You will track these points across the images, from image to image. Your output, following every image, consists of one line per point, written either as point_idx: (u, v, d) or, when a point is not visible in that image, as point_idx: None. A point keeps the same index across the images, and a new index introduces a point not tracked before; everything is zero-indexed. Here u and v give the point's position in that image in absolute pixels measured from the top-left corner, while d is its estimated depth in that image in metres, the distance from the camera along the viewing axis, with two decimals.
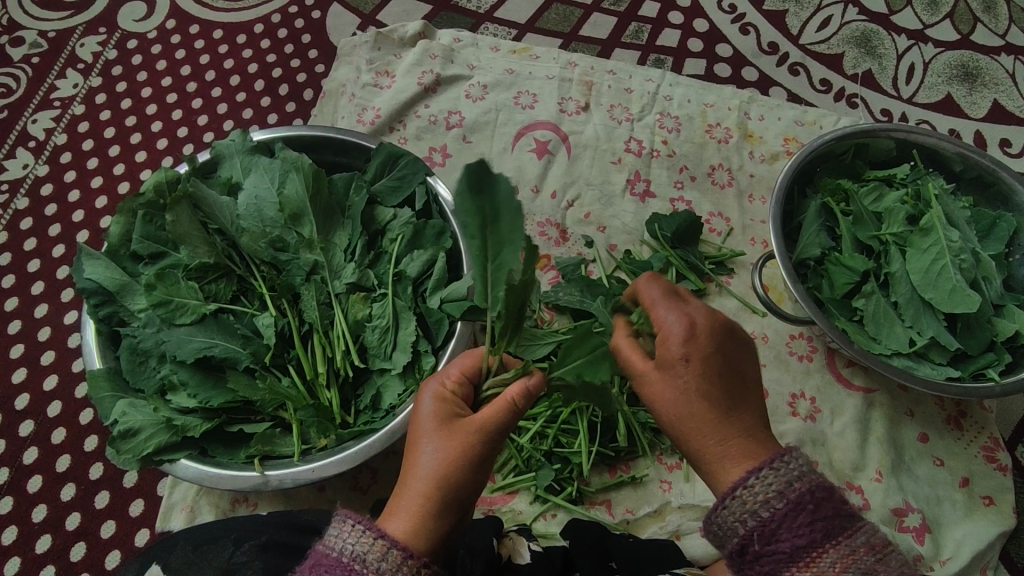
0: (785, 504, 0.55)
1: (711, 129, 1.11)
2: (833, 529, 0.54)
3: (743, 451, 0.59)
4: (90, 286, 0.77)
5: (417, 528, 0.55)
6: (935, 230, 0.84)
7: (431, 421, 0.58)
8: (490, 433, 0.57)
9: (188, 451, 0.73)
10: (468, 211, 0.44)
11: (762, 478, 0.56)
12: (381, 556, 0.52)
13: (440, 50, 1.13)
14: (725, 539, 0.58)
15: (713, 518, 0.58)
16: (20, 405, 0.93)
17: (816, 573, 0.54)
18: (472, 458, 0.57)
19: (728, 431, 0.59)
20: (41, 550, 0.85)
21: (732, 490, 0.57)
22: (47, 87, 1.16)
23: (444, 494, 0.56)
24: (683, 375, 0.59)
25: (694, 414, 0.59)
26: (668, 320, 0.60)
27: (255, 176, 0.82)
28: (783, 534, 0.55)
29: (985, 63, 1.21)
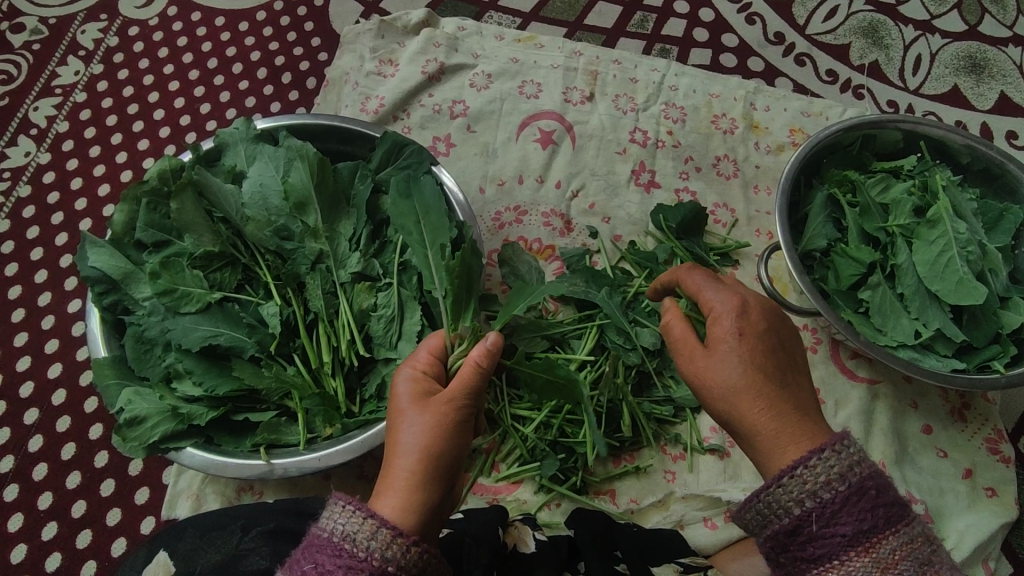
0: (847, 488, 0.56)
1: (717, 120, 1.10)
2: (893, 517, 0.56)
3: (796, 425, 0.61)
4: (95, 274, 0.77)
5: (411, 502, 0.55)
6: (942, 222, 0.84)
7: (408, 398, 0.60)
8: (460, 402, 0.59)
9: (194, 439, 0.73)
10: (404, 214, 0.70)
11: (824, 460, 0.57)
12: (371, 533, 0.52)
13: (444, 38, 1.12)
14: (773, 519, 0.59)
15: (764, 497, 0.59)
16: (25, 393, 0.93)
17: (875, 558, 0.55)
18: (451, 426, 0.58)
19: (777, 400, 0.61)
20: (47, 538, 0.86)
21: (791, 469, 0.58)
22: (49, 74, 1.15)
23: (421, 471, 0.56)
24: (731, 348, 0.63)
25: (750, 386, 0.61)
26: (716, 297, 0.66)
27: (259, 164, 0.82)
28: (844, 517, 0.56)
29: (993, 55, 1.20)
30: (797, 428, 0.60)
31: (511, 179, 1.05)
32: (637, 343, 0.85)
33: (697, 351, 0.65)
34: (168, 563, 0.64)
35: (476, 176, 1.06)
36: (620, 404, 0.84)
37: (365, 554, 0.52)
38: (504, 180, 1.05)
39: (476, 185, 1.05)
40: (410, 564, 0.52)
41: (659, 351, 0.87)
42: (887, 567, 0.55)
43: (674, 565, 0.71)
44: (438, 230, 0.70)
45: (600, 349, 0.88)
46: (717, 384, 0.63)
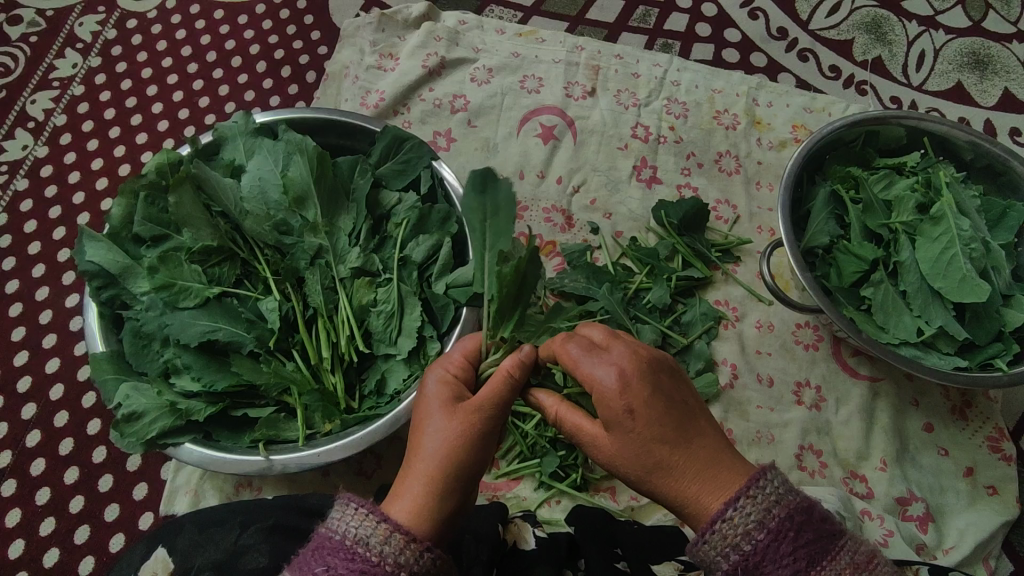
0: (767, 534, 0.54)
1: (719, 115, 1.09)
2: (816, 555, 0.53)
3: (712, 480, 0.57)
4: (92, 269, 0.77)
5: (426, 506, 0.55)
6: (946, 219, 0.83)
7: (434, 401, 0.59)
8: (491, 410, 0.58)
9: (192, 435, 0.73)
10: (473, 209, 0.54)
11: (741, 510, 0.54)
12: (385, 540, 0.52)
13: (445, 32, 1.11)
14: (706, 572, 0.56)
15: (692, 554, 0.56)
16: (22, 388, 0.93)
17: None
18: (473, 434, 0.57)
19: (689, 468, 0.57)
20: (45, 533, 0.85)
21: (711, 524, 0.55)
22: (46, 66, 1.14)
23: (446, 476, 0.56)
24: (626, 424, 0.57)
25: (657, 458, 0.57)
26: (596, 372, 0.58)
27: (259, 157, 0.81)
28: (769, 566, 0.53)
29: (997, 51, 1.19)
30: (715, 488, 0.56)
31: (512, 175, 1.05)
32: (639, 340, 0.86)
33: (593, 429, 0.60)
34: (167, 560, 0.64)
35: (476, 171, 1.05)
36: None
37: (377, 558, 0.51)
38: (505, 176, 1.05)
39: None
40: (422, 571, 0.52)
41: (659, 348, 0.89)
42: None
43: (675, 563, 0.70)
44: (506, 239, 0.54)
45: None
46: (626, 461, 0.59)
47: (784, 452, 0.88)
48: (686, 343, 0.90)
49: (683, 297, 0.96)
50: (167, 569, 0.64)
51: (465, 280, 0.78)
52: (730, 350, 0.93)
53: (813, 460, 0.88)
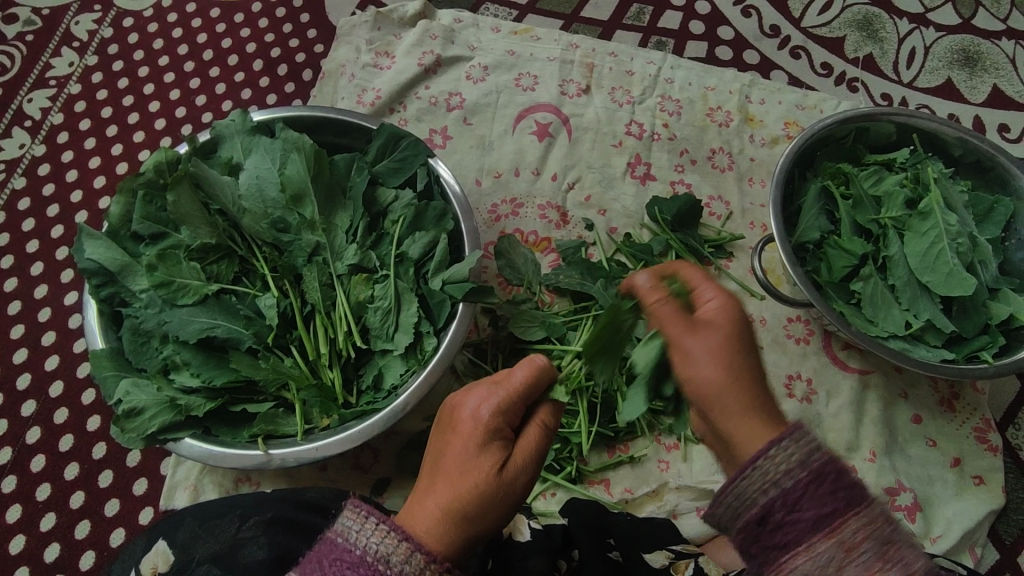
0: (806, 474, 0.55)
1: (712, 113, 1.11)
2: (855, 498, 0.55)
3: (757, 424, 0.59)
4: (92, 266, 0.78)
5: (441, 541, 0.56)
6: (933, 214, 0.85)
7: (476, 440, 0.59)
8: (529, 462, 0.61)
9: (192, 430, 0.73)
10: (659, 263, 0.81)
11: (783, 449, 0.56)
12: (406, 559, 0.54)
13: (440, 30, 1.12)
14: (741, 512, 0.58)
15: (732, 489, 0.58)
16: (22, 385, 0.93)
17: (839, 540, 0.53)
18: (496, 492, 0.58)
19: (753, 408, 0.59)
20: (45, 528, 0.86)
21: (753, 461, 0.57)
22: (43, 65, 1.14)
23: (471, 515, 0.57)
24: (715, 338, 0.60)
25: (727, 375, 0.60)
26: (709, 297, 0.63)
27: (255, 156, 0.82)
28: (808, 501, 0.55)
29: (986, 48, 1.20)
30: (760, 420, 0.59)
31: (508, 172, 1.06)
32: None
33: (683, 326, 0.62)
34: (168, 552, 0.65)
35: (472, 168, 1.06)
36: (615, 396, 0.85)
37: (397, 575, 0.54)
38: (500, 173, 1.06)
39: (472, 177, 1.06)
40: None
41: None
42: (852, 547, 0.53)
43: (666, 551, 0.73)
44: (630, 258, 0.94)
45: None
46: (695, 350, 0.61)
47: None
48: None
49: None
50: (167, 560, 0.65)
51: (461, 276, 0.79)
52: None
53: None
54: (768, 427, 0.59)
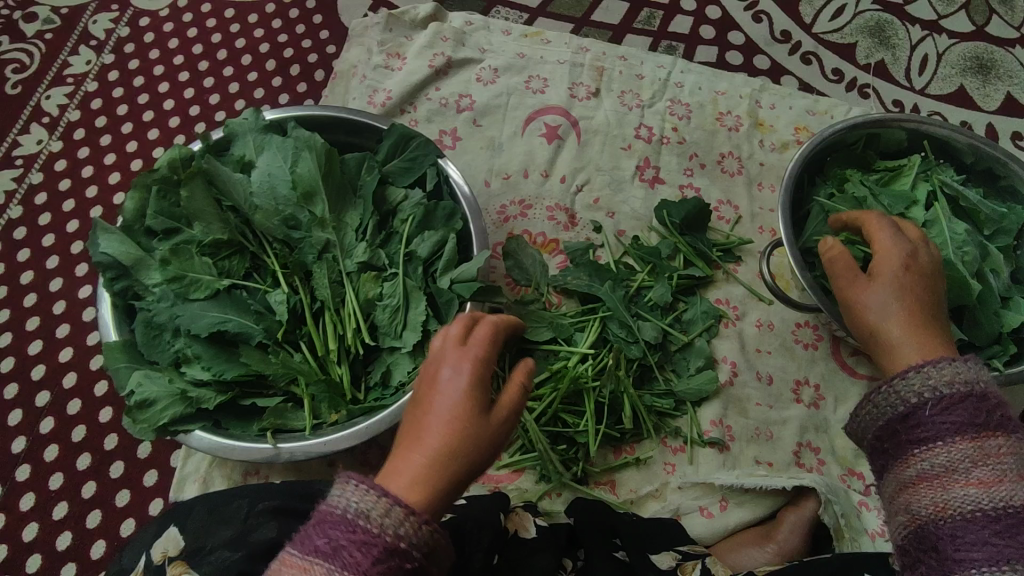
0: (967, 388, 0.58)
1: (722, 117, 1.11)
2: (998, 421, 0.57)
3: (927, 344, 0.67)
4: (106, 260, 0.79)
5: (422, 496, 0.52)
6: (938, 224, 0.87)
7: (453, 394, 0.56)
8: (508, 415, 0.57)
9: (202, 423, 0.75)
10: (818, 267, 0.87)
11: (952, 363, 0.60)
12: (383, 511, 0.50)
13: (452, 33, 1.13)
14: (888, 409, 0.62)
15: (882, 391, 0.63)
16: (36, 376, 0.95)
17: (978, 447, 0.55)
18: (476, 441, 0.54)
19: (922, 330, 0.68)
20: (57, 517, 0.87)
21: (918, 365, 0.61)
22: (60, 63, 1.16)
23: (449, 465, 0.54)
24: (890, 276, 0.71)
25: (912, 313, 0.69)
26: (888, 241, 0.73)
27: (267, 154, 0.82)
28: (960, 409, 0.57)
29: (1000, 55, 1.20)
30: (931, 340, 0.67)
31: (517, 174, 1.06)
32: (639, 337, 0.87)
33: (861, 281, 0.72)
34: (179, 539, 0.65)
35: (482, 169, 1.07)
36: (621, 397, 0.85)
37: (378, 530, 0.49)
38: (510, 174, 1.06)
39: (482, 178, 1.06)
40: (420, 545, 0.50)
41: (659, 345, 0.89)
42: (989, 457, 0.55)
43: (673, 553, 0.74)
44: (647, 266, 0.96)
45: (602, 342, 0.90)
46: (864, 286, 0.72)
47: (783, 449, 0.89)
48: (686, 340, 0.90)
49: (685, 296, 0.96)
50: (178, 546, 0.64)
51: (470, 275, 0.80)
52: (732, 348, 0.93)
53: (811, 458, 0.89)
54: (939, 346, 0.67)
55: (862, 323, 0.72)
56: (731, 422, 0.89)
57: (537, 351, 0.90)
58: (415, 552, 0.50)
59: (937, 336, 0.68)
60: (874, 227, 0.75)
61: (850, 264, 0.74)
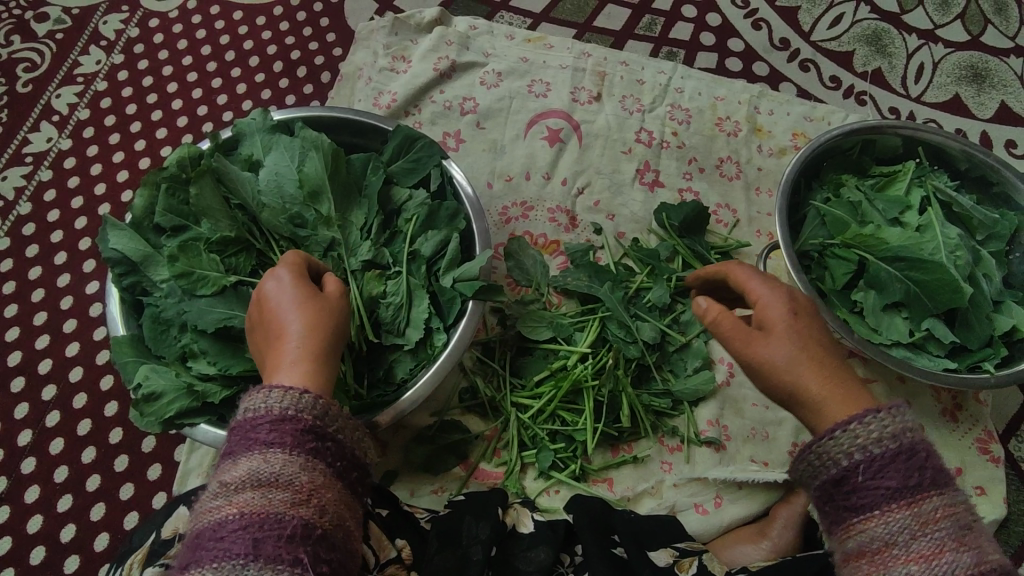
0: (898, 446, 0.56)
1: (721, 122, 1.12)
2: (937, 480, 0.55)
3: (848, 395, 0.60)
4: (116, 256, 0.80)
5: (307, 370, 0.57)
6: (932, 228, 0.88)
7: (281, 292, 0.62)
8: (343, 300, 0.65)
9: (207, 416, 0.76)
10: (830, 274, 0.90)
11: (877, 419, 0.57)
12: (267, 398, 0.55)
13: (456, 37, 1.15)
14: (821, 471, 0.59)
15: (815, 448, 0.59)
16: (43, 369, 0.96)
17: (916, 513, 0.53)
18: (327, 321, 0.61)
19: (834, 374, 0.61)
20: (62, 509, 0.88)
21: (845, 423, 0.57)
22: (71, 62, 1.18)
23: (319, 347, 0.59)
24: (783, 328, 0.63)
25: (817, 359, 0.61)
26: (761, 290, 0.66)
27: (275, 154, 0.84)
28: (891, 471, 0.55)
29: (994, 65, 1.22)
30: (849, 387, 0.60)
31: (519, 176, 1.08)
32: (637, 337, 0.88)
33: (760, 335, 0.63)
34: (189, 516, 0.68)
35: (484, 171, 1.08)
36: (620, 396, 0.87)
37: (266, 409, 0.54)
38: (512, 176, 1.08)
39: (484, 180, 1.08)
40: (308, 408, 0.55)
41: (658, 346, 0.91)
42: (927, 522, 0.53)
43: (670, 550, 0.74)
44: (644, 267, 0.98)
45: (601, 341, 0.92)
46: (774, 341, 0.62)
47: (778, 448, 0.91)
48: (685, 341, 0.91)
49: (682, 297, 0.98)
50: (188, 522, 0.68)
51: (472, 274, 0.81)
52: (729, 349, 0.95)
53: None
54: (858, 393, 0.60)
55: (773, 380, 0.62)
56: (727, 422, 0.91)
57: (537, 350, 0.91)
58: (306, 413, 0.54)
59: (849, 378, 0.61)
60: (741, 277, 0.68)
61: (738, 319, 0.65)
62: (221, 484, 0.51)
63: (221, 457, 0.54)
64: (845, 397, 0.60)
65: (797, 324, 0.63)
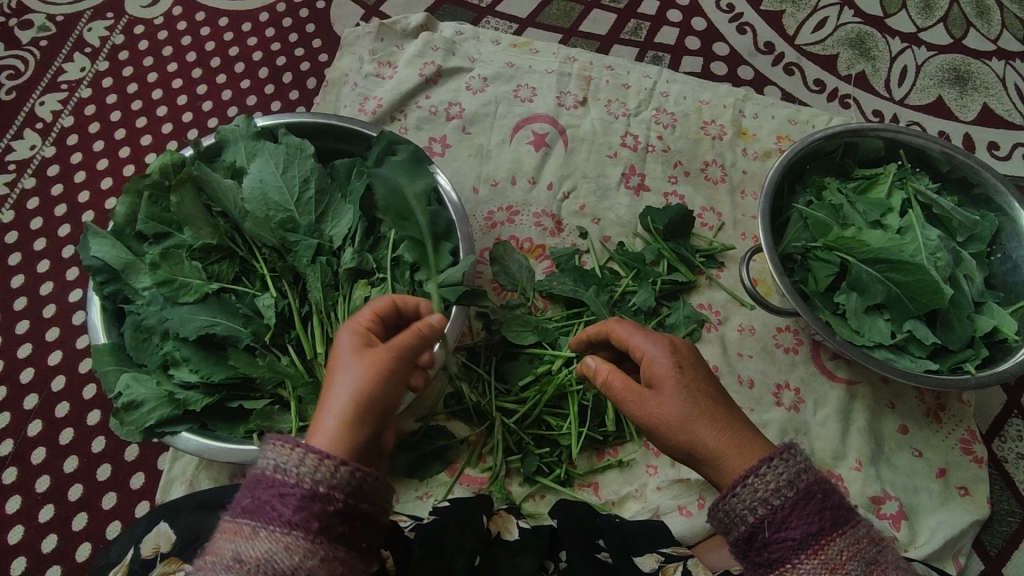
0: (796, 493, 0.58)
1: (706, 126, 1.13)
2: (840, 519, 0.57)
3: (741, 444, 0.62)
4: (97, 264, 0.80)
5: (340, 436, 0.58)
6: (912, 230, 0.89)
7: (351, 346, 0.63)
8: (399, 360, 0.62)
9: (188, 425, 0.76)
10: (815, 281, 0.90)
11: (774, 468, 0.59)
12: (298, 463, 0.54)
13: (442, 42, 1.15)
14: (731, 528, 0.60)
15: (721, 507, 0.60)
16: (25, 378, 0.95)
17: (823, 560, 0.56)
18: (370, 384, 0.60)
19: (726, 423, 0.63)
20: (44, 520, 0.88)
21: (743, 479, 0.59)
22: (55, 69, 1.17)
23: (358, 410, 0.59)
24: (670, 385, 0.65)
25: (707, 412, 0.63)
26: (644, 342, 0.68)
27: (259, 161, 0.84)
28: (794, 522, 0.57)
29: (977, 68, 1.23)
30: (742, 436, 0.63)
31: (504, 180, 1.08)
32: None
33: (648, 396, 0.65)
34: (170, 534, 0.70)
35: (470, 176, 1.08)
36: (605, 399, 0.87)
37: (296, 479, 0.54)
38: (497, 181, 1.08)
39: (470, 185, 1.08)
40: (341, 488, 0.54)
41: None
42: (835, 568, 0.56)
43: (656, 555, 0.74)
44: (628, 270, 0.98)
45: None
46: (663, 402, 0.64)
47: None
48: None
49: (668, 300, 0.99)
50: (169, 542, 0.69)
51: (456, 279, 0.81)
52: (713, 353, 0.95)
53: None
54: (749, 441, 0.63)
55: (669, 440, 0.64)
56: None
57: (522, 354, 0.91)
58: (337, 494, 0.54)
59: (740, 425, 0.64)
60: (623, 334, 0.70)
61: (627, 379, 0.67)
62: (234, 557, 0.51)
63: (236, 512, 0.54)
64: (738, 448, 0.62)
65: (684, 376, 0.65)
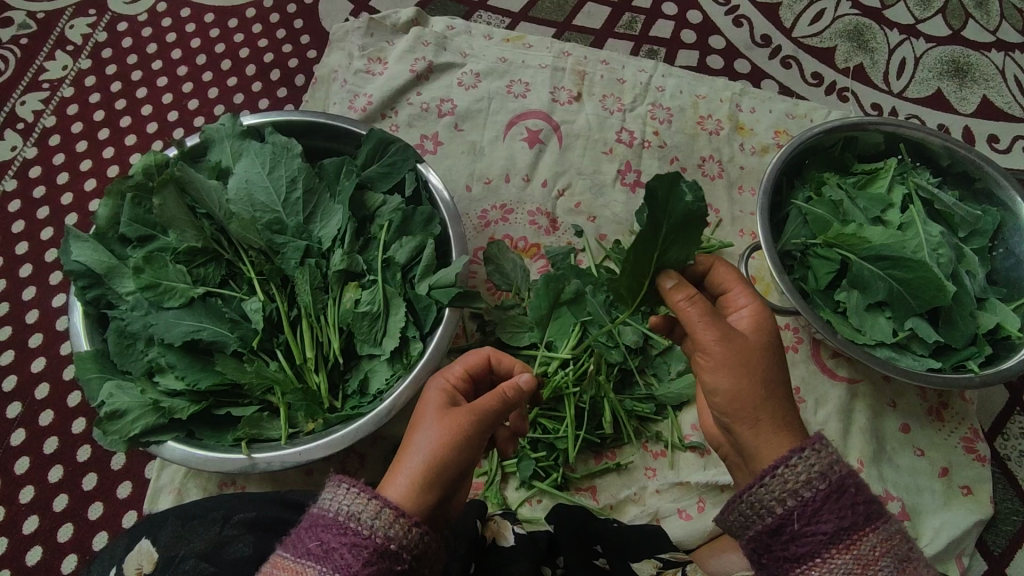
0: (827, 485, 0.58)
1: (703, 121, 1.11)
2: (872, 514, 0.56)
3: (793, 419, 0.65)
4: (79, 268, 0.77)
5: (413, 494, 0.57)
6: (914, 226, 0.88)
7: (436, 407, 0.63)
8: (481, 424, 0.61)
9: (174, 433, 0.74)
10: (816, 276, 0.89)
11: (804, 459, 0.59)
12: (373, 513, 0.53)
13: (433, 37, 1.13)
14: (756, 520, 0.60)
15: (746, 498, 0.60)
16: (7, 386, 0.93)
17: (855, 556, 0.55)
18: (449, 445, 0.59)
19: (787, 397, 0.66)
20: (28, 531, 0.86)
21: (774, 468, 0.59)
22: (36, 67, 1.15)
23: (432, 471, 0.58)
24: (761, 339, 0.66)
25: (779, 379, 0.66)
26: (743, 300, 0.69)
27: (245, 160, 0.81)
28: (825, 516, 0.57)
29: (976, 59, 1.21)
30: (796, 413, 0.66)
31: (498, 178, 1.06)
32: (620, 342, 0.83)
33: (745, 336, 0.65)
34: (152, 552, 0.68)
35: (463, 174, 1.06)
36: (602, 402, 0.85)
37: (368, 532, 0.53)
38: (491, 179, 1.06)
39: (463, 183, 1.06)
40: (410, 547, 0.53)
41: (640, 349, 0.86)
42: (867, 564, 0.55)
43: (654, 560, 0.73)
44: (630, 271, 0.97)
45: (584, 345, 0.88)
46: (756, 346, 0.65)
47: None
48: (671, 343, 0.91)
49: None
50: (152, 561, 0.68)
51: (448, 281, 0.79)
52: None
53: None
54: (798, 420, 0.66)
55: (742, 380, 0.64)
56: None
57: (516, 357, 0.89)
58: (405, 554, 0.53)
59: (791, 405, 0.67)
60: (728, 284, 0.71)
61: (708, 306, 0.64)
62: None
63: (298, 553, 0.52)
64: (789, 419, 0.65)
65: (771, 341, 0.67)
